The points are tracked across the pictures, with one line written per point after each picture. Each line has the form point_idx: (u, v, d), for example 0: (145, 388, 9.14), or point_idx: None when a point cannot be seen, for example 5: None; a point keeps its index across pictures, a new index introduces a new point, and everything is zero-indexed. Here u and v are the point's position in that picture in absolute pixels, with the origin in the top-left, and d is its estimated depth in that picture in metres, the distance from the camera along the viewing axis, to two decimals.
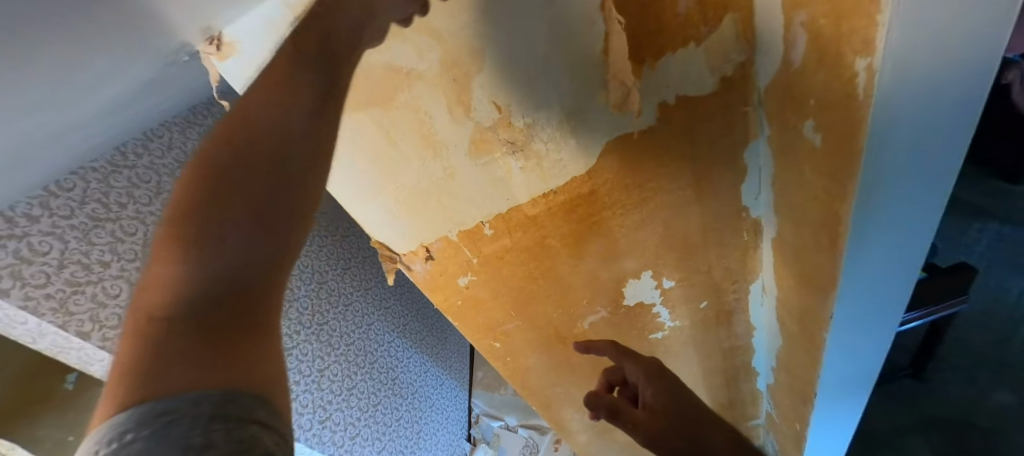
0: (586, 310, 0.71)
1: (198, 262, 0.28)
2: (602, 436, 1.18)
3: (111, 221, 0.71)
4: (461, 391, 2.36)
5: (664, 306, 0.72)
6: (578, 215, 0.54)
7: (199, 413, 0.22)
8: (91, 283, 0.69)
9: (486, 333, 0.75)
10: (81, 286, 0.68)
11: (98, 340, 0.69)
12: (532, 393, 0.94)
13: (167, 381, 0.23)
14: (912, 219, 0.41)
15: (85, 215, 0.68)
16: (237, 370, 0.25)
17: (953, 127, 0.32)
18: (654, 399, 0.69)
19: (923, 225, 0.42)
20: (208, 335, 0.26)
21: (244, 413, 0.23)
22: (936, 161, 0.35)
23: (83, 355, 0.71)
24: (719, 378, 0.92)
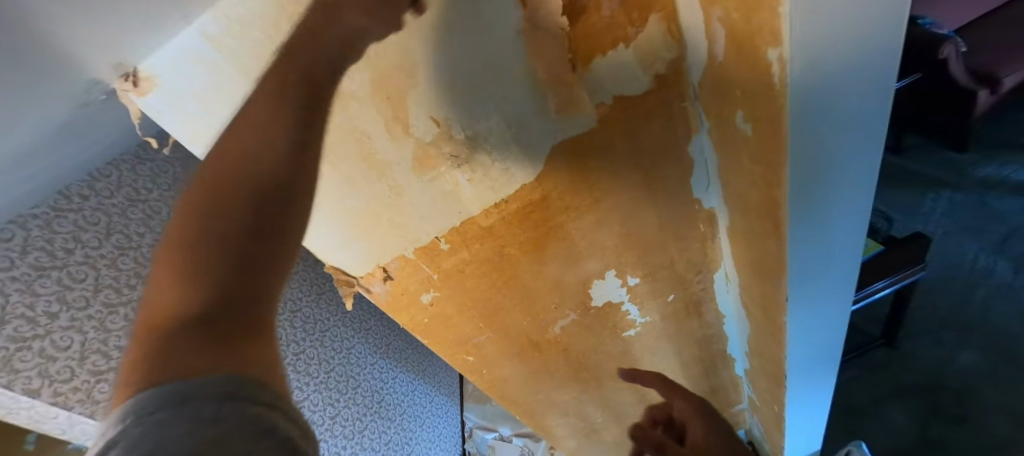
0: (556, 315, 0.71)
1: (188, 287, 0.28)
2: (591, 438, 1.18)
3: (55, 268, 0.72)
4: (451, 406, 2.32)
5: (632, 303, 0.72)
6: (533, 222, 0.54)
7: (211, 396, 0.23)
8: (37, 336, 0.70)
9: (459, 348, 0.74)
10: (27, 342, 0.69)
11: (47, 397, 0.71)
12: (514, 402, 0.93)
13: (177, 369, 0.24)
14: (848, 192, 0.42)
15: (27, 265, 0.69)
16: (241, 356, 0.27)
17: (864, 103, 0.34)
18: None
19: (858, 201, 0.44)
20: (204, 329, 0.27)
21: (248, 399, 0.25)
22: (859, 132, 0.36)
23: (34, 413, 0.71)
24: (697, 368, 0.94)
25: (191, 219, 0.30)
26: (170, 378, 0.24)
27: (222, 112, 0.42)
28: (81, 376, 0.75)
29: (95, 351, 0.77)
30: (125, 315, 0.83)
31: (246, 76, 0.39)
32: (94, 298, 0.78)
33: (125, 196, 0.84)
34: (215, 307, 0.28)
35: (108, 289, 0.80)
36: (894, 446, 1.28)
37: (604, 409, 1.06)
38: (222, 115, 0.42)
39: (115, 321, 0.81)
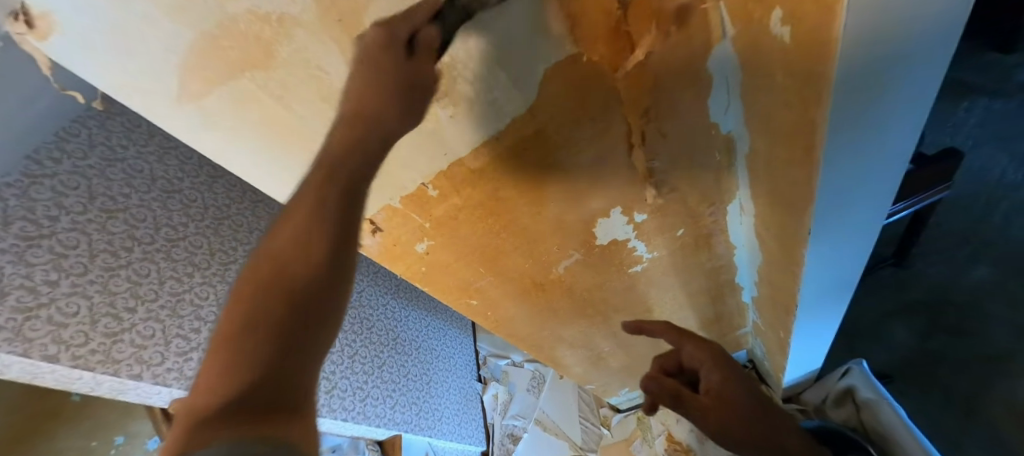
0: (559, 256, 0.68)
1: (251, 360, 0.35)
2: (598, 364, 1.22)
3: (44, 237, 0.71)
4: (465, 337, 2.43)
5: (640, 239, 0.68)
6: (527, 164, 0.49)
7: (235, 450, 0.29)
8: (42, 306, 0.69)
9: (460, 293, 0.72)
10: (33, 311, 0.68)
11: (69, 361, 0.69)
12: (520, 337, 0.94)
13: (215, 435, 0.30)
14: (894, 114, 0.36)
15: (14, 236, 0.68)
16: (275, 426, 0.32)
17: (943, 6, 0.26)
18: (718, 385, 0.87)
19: (909, 118, 0.37)
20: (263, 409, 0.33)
21: (267, 452, 0.30)
22: (928, 43, 0.29)
23: (58, 376, 0.69)
24: (704, 297, 0.92)
25: (258, 304, 0.36)
26: (224, 437, 0.30)
27: (150, 54, 0.35)
28: (96, 339, 0.74)
29: (105, 315, 0.77)
30: (127, 277, 0.81)
31: (157, 7, 0.31)
32: (92, 263, 0.77)
33: (99, 156, 0.81)
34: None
35: (104, 254, 0.79)
36: (893, 359, 1.31)
37: (610, 339, 1.08)
38: (152, 56, 0.35)
39: (118, 284, 0.80)
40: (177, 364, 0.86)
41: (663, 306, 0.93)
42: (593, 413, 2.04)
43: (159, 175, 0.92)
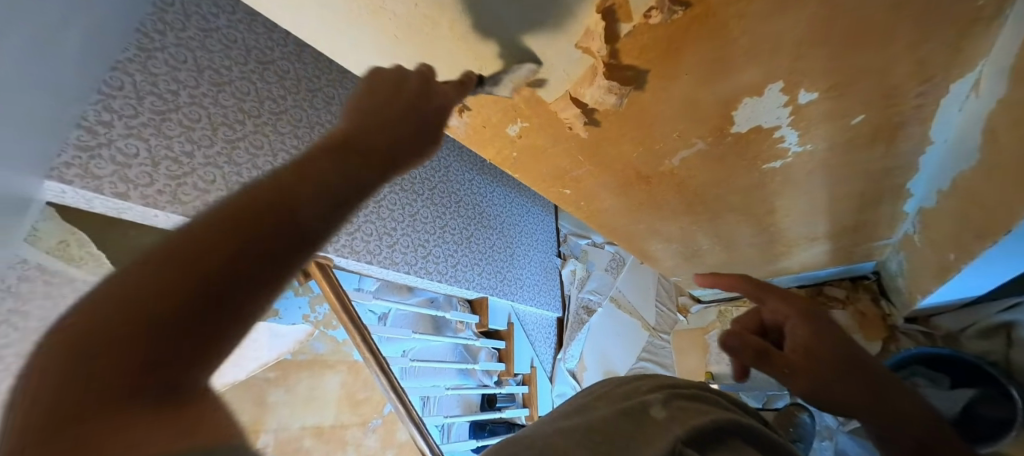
0: (678, 145, 0.54)
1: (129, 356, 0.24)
2: (689, 259, 1.16)
3: (171, 111, 0.90)
4: (548, 215, 2.52)
5: (794, 128, 0.52)
6: (662, 22, 0.34)
7: None
8: (101, 146, 0.80)
9: (553, 182, 0.64)
10: (94, 150, 0.79)
11: (138, 198, 0.84)
12: (613, 228, 0.88)
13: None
14: None
15: (148, 111, 0.86)
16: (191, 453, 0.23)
17: None
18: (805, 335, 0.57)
19: None
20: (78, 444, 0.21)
21: None
22: None
23: None
24: (854, 198, 0.75)
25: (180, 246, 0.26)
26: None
27: None
28: (160, 181, 0.87)
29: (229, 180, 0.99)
30: (245, 149, 1.02)
31: None
32: (214, 136, 0.97)
33: (197, 27, 0.95)
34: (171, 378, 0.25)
35: (175, 118, 0.90)
36: None
37: (711, 240, 0.98)
38: None
39: (240, 155, 1.01)
40: None
41: (790, 206, 0.79)
42: (670, 299, 2.17)
43: (252, 46, 1.06)
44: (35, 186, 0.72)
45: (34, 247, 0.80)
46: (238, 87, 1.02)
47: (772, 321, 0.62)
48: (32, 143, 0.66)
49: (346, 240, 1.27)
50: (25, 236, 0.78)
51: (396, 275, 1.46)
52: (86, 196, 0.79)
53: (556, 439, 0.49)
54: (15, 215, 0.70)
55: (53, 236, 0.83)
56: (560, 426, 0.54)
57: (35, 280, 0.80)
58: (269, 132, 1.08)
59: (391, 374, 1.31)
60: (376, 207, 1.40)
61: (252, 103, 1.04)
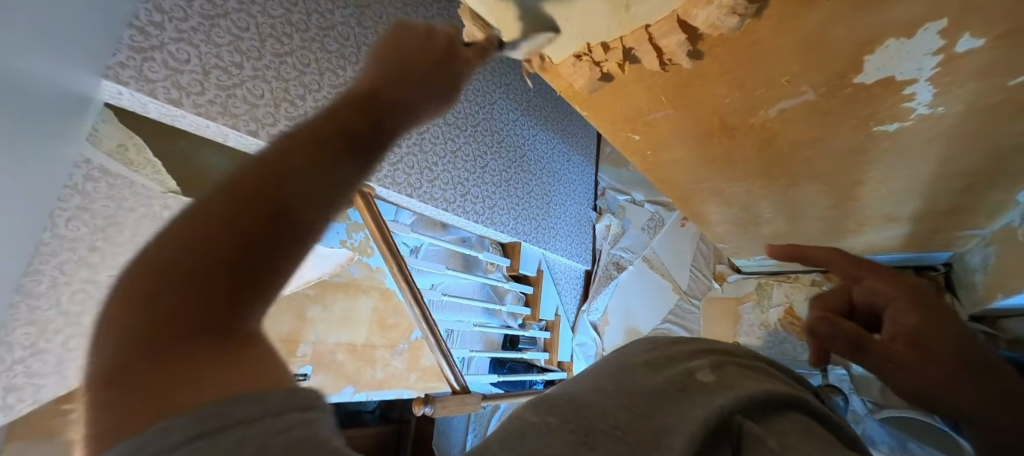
0: (782, 94, 0.47)
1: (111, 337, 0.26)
2: (746, 227, 1.09)
3: (220, 17, 0.86)
4: (588, 167, 2.43)
5: (932, 84, 0.43)
6: None
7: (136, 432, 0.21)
8: (154, 49, 0.78)
9: (624, 124, 0.58)
10: (148, 53, 0.77)
11: (190, 107, 0.82)
12: (673, 184, 0.81)
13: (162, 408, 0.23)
14: None
15: (197, 15, 0.83)
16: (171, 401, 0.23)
17: None
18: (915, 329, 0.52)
19: None
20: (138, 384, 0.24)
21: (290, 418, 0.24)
22: None
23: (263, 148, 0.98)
24: (965, 176, 0.65)
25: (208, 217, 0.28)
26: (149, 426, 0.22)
27: None
28: (211, 91, 0.85)
29: (282, 99, 0.97)
30: (292, 65, 0.98)
31: None
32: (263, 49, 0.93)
33: None
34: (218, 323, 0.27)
35: (223, 25, 0.87)
36: None
37: (775, 208, 0.90)
38: None
39: (288, 71, 0.97)
40: None
41: (882, 179, 0.70)
42: (707, 266, 2.08)
43: None
44: (93, 84, 0.71)
45: (96, 148, 0.82)
46: None
47: (867, 304, 0.58)
48: (86, 36, 0.64)
49: (387, 170, 1.25)
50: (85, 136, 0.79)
51: (433, 211, 1.46)
52: (142, 100, 0.78)
53: (591, 393, 0.45)
54: (76, 113, 0.70)
55: (112, 139, 0.85)
56: (597, 382, 0.48)
57: (100, 181, 0.82)
58: (316, 48, 1.03)
59: (423, 306, 1.35)
60: (418, 139, 1.36)
61: (300, 15, 0.99)
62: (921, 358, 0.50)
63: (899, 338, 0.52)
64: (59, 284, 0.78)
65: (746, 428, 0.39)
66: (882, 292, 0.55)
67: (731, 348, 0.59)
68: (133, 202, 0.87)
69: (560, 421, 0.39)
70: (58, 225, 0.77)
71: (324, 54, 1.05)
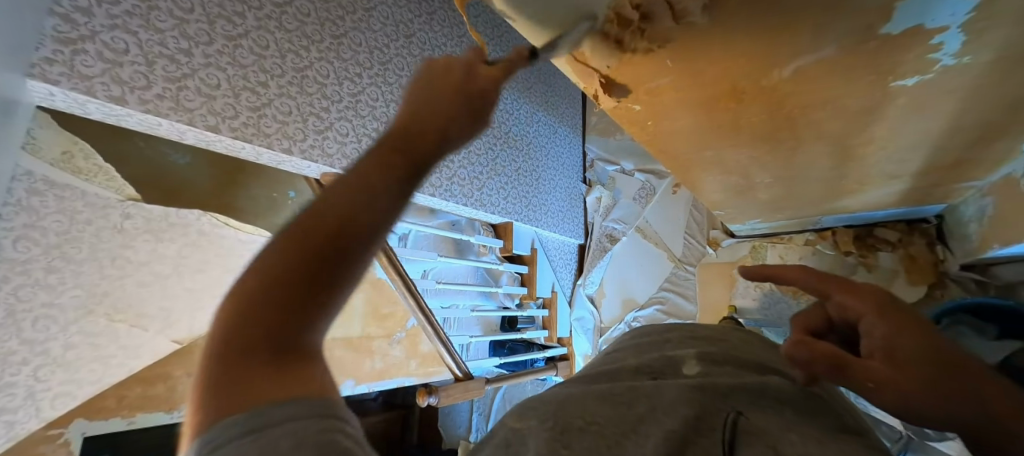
0: (797, 51, 0.42)
1: None
2: (744, 194, 1.06)
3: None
4: (576, 139, 2.38)
5: (961, 32, 0.39)
6: None
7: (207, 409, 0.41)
8: (85, 40, 0.70)
9: (622, 93, 0.53)
10: (77, 45, 0.69)
11: (136, 103, 0.75)
12: (672, 155, 0.78)
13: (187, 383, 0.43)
14: None
15: None
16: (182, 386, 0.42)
17: None
18: (895, 341, 0.38)
19: None
20: None
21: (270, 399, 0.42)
22: None
23: (228, 145, 0.91)
24: (972, 130, 0.63)
25: None
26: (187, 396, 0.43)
27: None
28: (158, 84, 0.78)
29: (243, 88, 0.89)
30: (249, 49, 0.90)
31: None
32: (212, 32, 0.85)
33: None
34: (281, 342, 0.30)
35: (162, 7, 0.78)
36: None
37: (775, 173, 0.87)
38: None
39: (243, 55, 0.89)
40: (317, 142, 1.03)
41: (889, 136, 0.67)
42: (700, 232, 2.06)
43: None
44: (17, 86, 0.63)
45: (35, 159, 0.76)
46: None
47: (843, 320, 0.45)
48: None
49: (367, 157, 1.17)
50: (20, 145, 0.73)
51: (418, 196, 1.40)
52: (78, 100, 0.71)
53: (600, 392, 0.41)
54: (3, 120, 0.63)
55: (54, 147, 0.79)
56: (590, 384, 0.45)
57: (45, 194, 0.77)
58: (274, 28, 0.95)
59: (417, 295, 1.32)
60: None
61: None
62: (903, 377, 0.36)
63: (879, 353, 0.38)
64: (15, 312, 0.74)
65: (741, 424, 0.35)
66: (851, 308, 0.42)
67: (738, 331, 0.57)
68: (88, 213, 0.82)
69: (541, 420, 0.38)
70: (5, 248, 0.72)
71: (283, 35, 0.96)
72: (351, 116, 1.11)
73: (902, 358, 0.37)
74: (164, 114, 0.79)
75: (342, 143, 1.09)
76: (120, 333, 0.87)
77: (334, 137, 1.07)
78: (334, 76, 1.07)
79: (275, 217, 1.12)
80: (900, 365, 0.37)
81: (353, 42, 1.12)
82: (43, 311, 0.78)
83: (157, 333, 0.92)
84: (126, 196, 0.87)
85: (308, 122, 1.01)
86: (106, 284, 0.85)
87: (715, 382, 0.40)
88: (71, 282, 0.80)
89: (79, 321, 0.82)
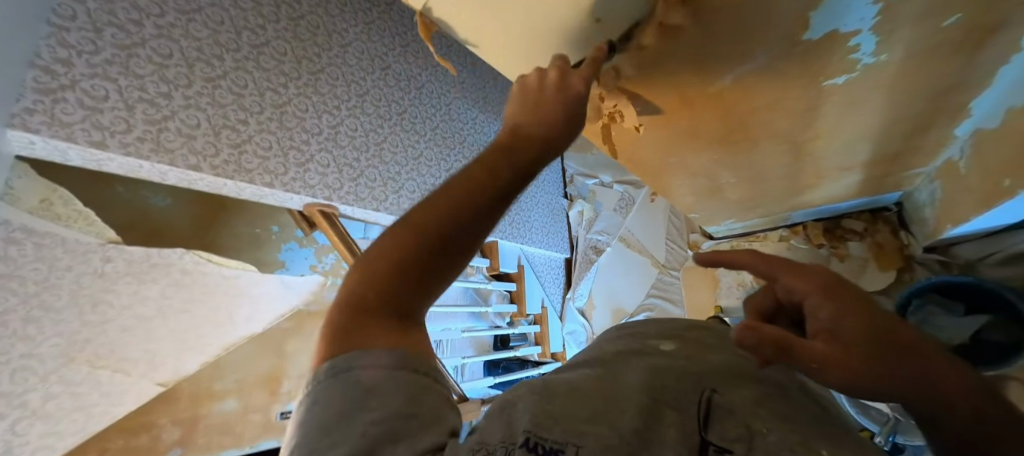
0: (735, 60, 0.47)
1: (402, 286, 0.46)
2: (713, 196, 1.12)
3: (137, 46, 0.80)
4: (554, 156, 2.44)
5: (872, 34, 0.44)
6: None
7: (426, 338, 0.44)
8: (65, 88, 0.71)
9: (585, 106, 0.58)
10: (57, 94, 0.71)
11: (117, 147, 0.77)
12: (641, 164, 0.82)
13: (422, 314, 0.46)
14: None
15: (110, 46, 0.77)
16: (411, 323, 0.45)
17: None
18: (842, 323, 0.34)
19: None
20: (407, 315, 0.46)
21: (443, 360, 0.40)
22: None
23: (209, 182, 0.92)
24: (906, 122, 0.69)
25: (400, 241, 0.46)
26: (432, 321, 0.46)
27: None
28: (139, 127, 0.80)
29: (224, 127, 0.91)
30: (228, 88, 0.92)
31: None
32: (190, 74, 0.87)
33: None
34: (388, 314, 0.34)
35: (142, 53, 0.81)
36: None
37: (740, 173, 0.92)
38: None
39: (223, 94, 0.92)
40: (298, 174, 1.05)
41: (836, 131, 0.72)
42: (680, 237, 2.12)
43: None
44: None
45: (15, 208, 0.75)
46: (208, 15, 0.90)
47: (791, 303, 0.41)
48: None
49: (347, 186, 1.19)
50: None
51: None
52: (58, 147, 0.72)
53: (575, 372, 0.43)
54: None
55: (32, 195, 0.78)
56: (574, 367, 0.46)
57: (24, 243, 0.77)
58: (252, 68, 0.98)
59: None
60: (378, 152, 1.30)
61: (228, 34, 0.93)
62: (849, 356, 0.32)
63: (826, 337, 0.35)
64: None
65: (715, 401, 0.37)
66: (795, 288, 0.38)
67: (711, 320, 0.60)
68: (67, 260, 0.83)
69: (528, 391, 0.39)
70: None
71: (262, 73, 0.99)
72: (331, 148, 1.14)
73: (848, 338, 0.33)
74: (144, 156, 0.80)
75: (322, 175, 1.11)
76: (102, 380, 0.89)
77: (313, 170, 1.09)
78: (313, 110, 1.10)
79: (260, 253, 1.13)
80: (846, 345, 0.33)
81: (331, 77, 1.16)
82: (21, 362, 0.78)
83: (140, 377, 0.94)
84: (107, 239, 0.88)
85: (288, 156, 1.03)
86: (87, 331, 0.86)
87: (688, 363, 0.42)
88: (50, 331, 0.81)
89: (61, 369, 0.83)
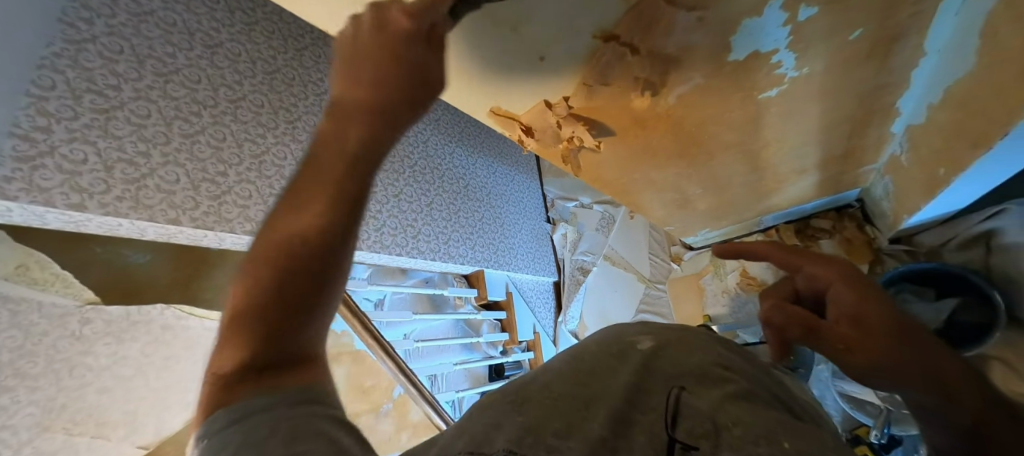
0: (674, 81, 0.52)
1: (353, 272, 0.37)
2: (682, 208, 1.17)
3: (116, 109, 0.83)
4: (533, 182, 2.50)
5: (790, 51, 0.49)
6: None
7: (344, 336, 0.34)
8: (44, 154, 0.73)
9: (545, 133, 0.62)
10: (36, 161, 0.72)
11: (96, 207, 0.78)
12: (608, 183, 0.86)
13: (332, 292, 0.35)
14: None
15: (89, 110, 0.79)
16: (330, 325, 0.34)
17: None
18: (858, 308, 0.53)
19: None
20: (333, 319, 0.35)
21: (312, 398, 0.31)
22: None
23: (189, 234, 0.94)
24: (844, 125, 0.75)
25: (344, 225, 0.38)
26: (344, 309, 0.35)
27: None
28: (117, 187, 0.81)
29: (203, 180, 0.93)
30: (206, 142, 0.95)
31: None
32: (168, 132, 0.90)
33: (127, 11, 0.86)
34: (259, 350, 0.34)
35: (120, 115, 0.83)
36: None
37: (704, 183, 0.97)
38: None
39: (201, 149, 0.94)
40: None
41: (782, 138, 0.78)
42: (663, 250, 2.16)
43: (196, 29, 0.97)
44: None
45: None
46: (185, 75, 0.93)
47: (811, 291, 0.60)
48: None
49: None
50: None
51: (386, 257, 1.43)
52: (36, 212, 0.73)
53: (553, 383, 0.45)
54: None
55: (8, 262, 0.78)
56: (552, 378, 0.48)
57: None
58: (230, 121, 1.01)
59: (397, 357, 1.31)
60: None
61: (206, 92, 0.96)
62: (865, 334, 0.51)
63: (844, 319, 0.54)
64: None
65: (683, 398, 0.40)
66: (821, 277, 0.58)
67: None
68: (46, 325, 0.82)
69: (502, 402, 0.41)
70: None
71: (239, 126, 1.02)
72: None
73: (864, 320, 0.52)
74: (123, 214, 0.82)
75: None
76: (80, 447, 0.88)
77: None
78: (291, 157, 1.13)
79: None
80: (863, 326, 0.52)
81: (307, 124, 1.20)
82: None
83: (121, 440, 0.95)
84: (85, 299, 0.87)
85: (268, 203, 1.05)
86: (63, 396, 0.85)
87: (659, 365, 0.45)
88: (25, 400, 0.80)
89: (35, 440, 0.82)
